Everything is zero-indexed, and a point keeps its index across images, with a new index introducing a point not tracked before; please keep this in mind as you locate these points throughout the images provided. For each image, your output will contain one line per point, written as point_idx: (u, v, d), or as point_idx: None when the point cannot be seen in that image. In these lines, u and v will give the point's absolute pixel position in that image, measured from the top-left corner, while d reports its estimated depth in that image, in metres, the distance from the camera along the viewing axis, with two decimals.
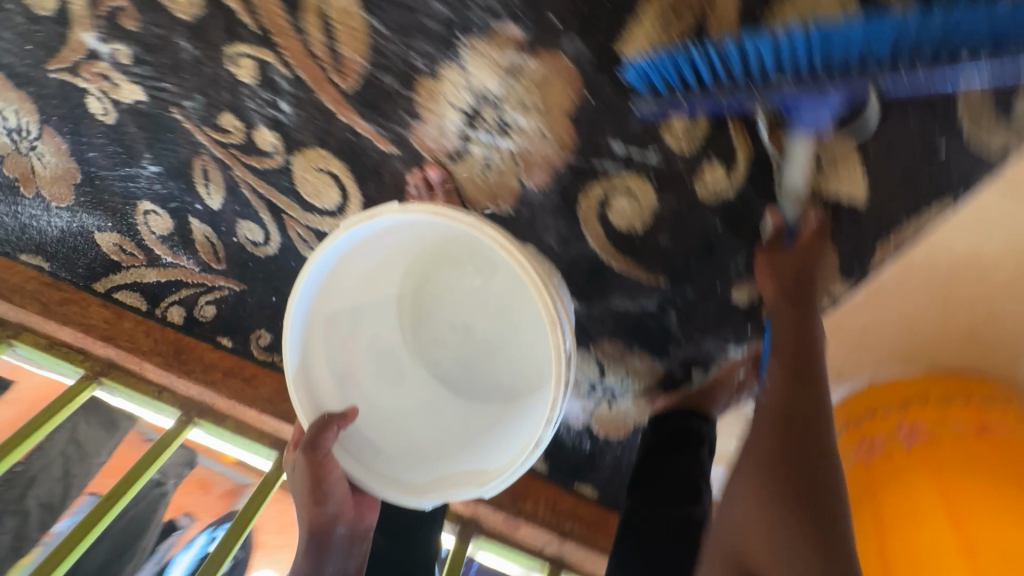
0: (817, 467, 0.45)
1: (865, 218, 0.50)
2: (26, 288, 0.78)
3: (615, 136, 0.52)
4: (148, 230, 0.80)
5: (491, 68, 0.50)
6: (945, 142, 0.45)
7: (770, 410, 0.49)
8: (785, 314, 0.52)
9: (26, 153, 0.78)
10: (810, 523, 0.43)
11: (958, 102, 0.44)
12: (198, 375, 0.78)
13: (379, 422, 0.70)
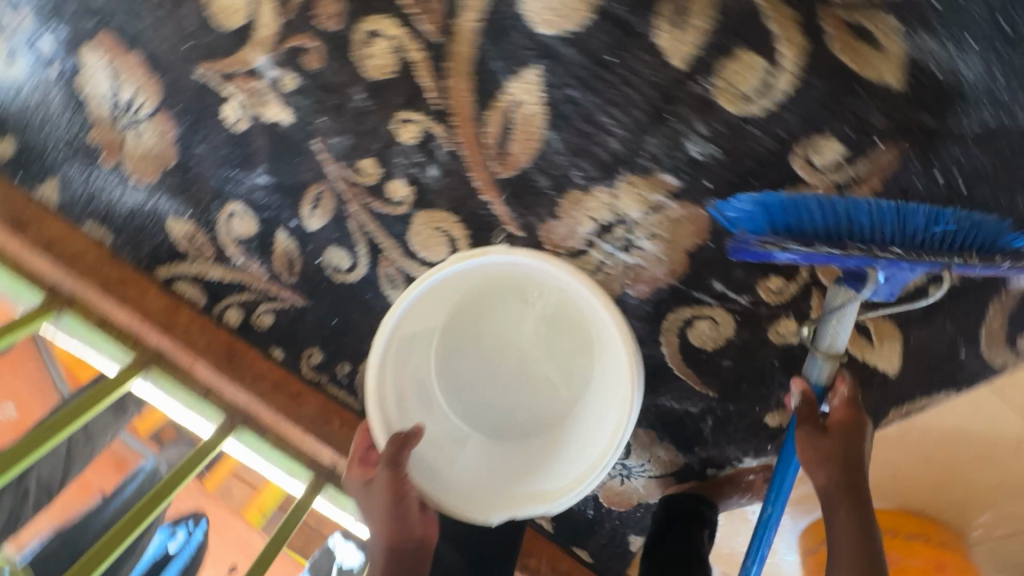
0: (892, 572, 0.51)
1: (891, 388, 0.63)
2: (85, 259, 0.76)
3: (718, 278, 0.63)
4: (227, 229, 0.80)
5: (638, 200, 0.59)
6: (965, 349, 0.59)
7: (840, 537, 0.53)
8: (842, 507, 0.55)
9: (125, 127, 0.77)
10: None
11: (982, 324, 0.58)
12: (248, 383, 0.78)
13: (433, 444, 0.72)
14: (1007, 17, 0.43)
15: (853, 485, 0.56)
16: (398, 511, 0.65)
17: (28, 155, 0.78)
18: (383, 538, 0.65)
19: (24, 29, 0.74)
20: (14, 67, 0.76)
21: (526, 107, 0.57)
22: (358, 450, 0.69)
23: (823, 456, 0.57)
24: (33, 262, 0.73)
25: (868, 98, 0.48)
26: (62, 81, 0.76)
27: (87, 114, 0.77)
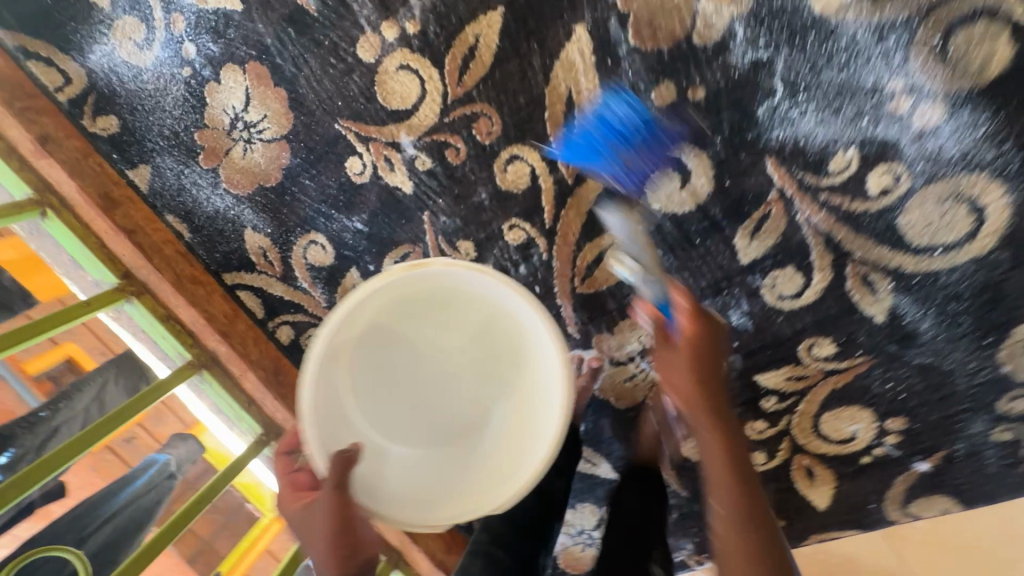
0: None
1: (815, 516, 0.80)
2: (162, 251, 0.79)
3: None
4: (302, 254, 0.85)
5: None
6: (873, 505, 0.77)
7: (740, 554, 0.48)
8: (713, 454, 0.51)
9: (236, 139, 0.82)
10: None
11: (892, 489, 0.76)
12: (289, 402, 0.82)
13: (368, 459, 0.67)
14: (953, 303, 0.64)
15: (746, 483, 0.50)
16: (344, 535, 0.55)
17: (128, 136, 0.80)
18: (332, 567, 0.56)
19: (170, 29, 0.78)
20: (144, 55, 0.80)
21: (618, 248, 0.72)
22: (285, 478, 0.63)
23: (711, 453, 0.51)
24: (114, 245, 0.76)
25: (860, 322, 0.68)
26: (189, 83, 0.80)
27: (202, 117, 0.81)
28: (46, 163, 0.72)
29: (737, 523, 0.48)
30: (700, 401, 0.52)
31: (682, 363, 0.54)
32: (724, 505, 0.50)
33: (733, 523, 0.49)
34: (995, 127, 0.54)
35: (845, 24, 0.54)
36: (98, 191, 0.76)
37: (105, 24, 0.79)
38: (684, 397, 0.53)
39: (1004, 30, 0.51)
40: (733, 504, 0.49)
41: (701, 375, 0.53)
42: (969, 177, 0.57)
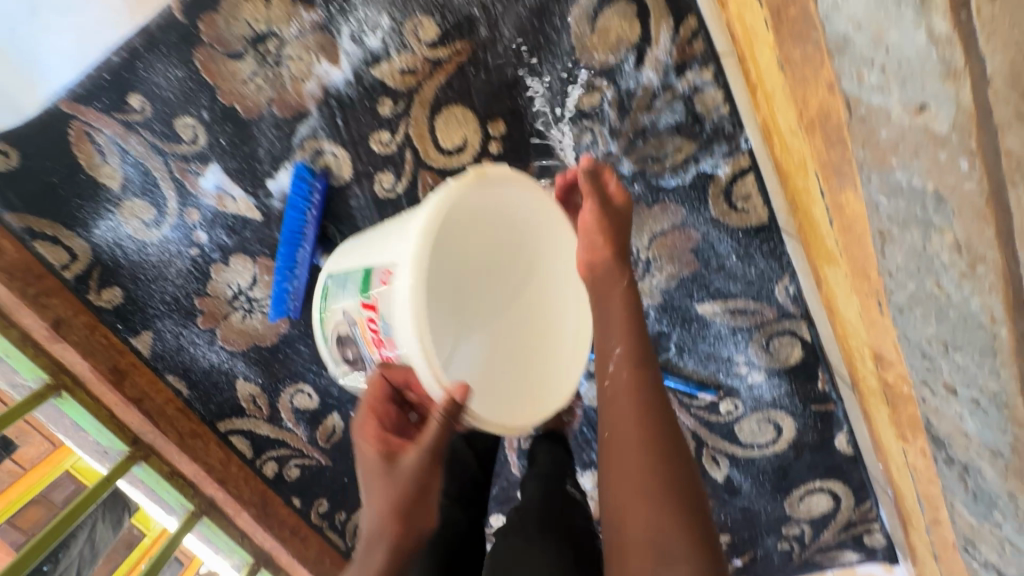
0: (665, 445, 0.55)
1: None
2: (165, 412, 0.89)
3: None
4: (288, 401, 0.98)
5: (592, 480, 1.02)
6: None
7: (618, 409, 0.58)
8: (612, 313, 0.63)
9: (236, 307, 0.92)
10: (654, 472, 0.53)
11: None
12: (275, 530, 0.97)
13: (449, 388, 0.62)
14: (758, 470, 0.99)
15: (654, 440, 0.55)
16: (426, 483, 0.62)
17: (132, 306, 0.88)
18: (382, 504, 0.61)
19: (182, 216, 0.86)
20: (151, 232, 0.86)
21: None
22: (371, 407, 0.65)
23: (622, 418, 0.57)
24: (123, 413, 0.84)
25: (708, 479, 1.00)
26: (196, 260, 0.89)
27: (204, 287, 0.90)
28: (60, 347, 0.79)
29: (624, 489, 0.54)
30: (632, 374, 0.58)
31: (618, 331, 0.61)
32: (623, 468, 0.54)
33: (643, 486, 0.53)
34: (791, 387, 0.89)
35: (714, 322, 0.84)
36: (108, 366, 0.84)
37: (113, 203, 0.84)
38: (620, 379, 0.59)
39: (798, 342, 0.85)
40: (642, 478, 0.53)
41: (633, 348, 0.60)
42: (775, 411, 0.91)
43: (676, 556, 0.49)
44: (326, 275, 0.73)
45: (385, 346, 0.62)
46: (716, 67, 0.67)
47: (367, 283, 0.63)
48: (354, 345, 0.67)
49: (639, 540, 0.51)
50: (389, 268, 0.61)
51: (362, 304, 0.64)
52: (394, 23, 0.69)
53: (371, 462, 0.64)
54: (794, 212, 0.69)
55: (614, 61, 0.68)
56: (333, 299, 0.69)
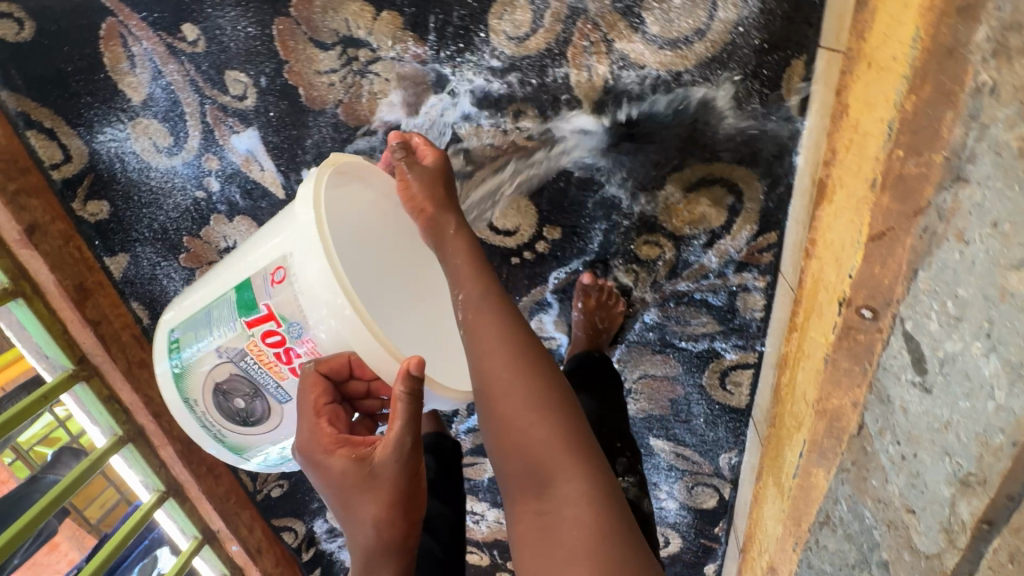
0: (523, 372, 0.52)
1: None
2: (119, 337, 0.86)
3: (496, 551, 1.19)
4: None
5: (496, 514, 1.12)
6: None
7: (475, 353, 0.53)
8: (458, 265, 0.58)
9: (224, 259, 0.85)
10: (522, 389, 0.51)
11: None
12: (193, 467, 0.99)
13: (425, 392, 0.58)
14: None
15: (524, 365, 0.52)
16: (410, 488, 0.53)
17: (115, 225, 0.82)
18: (373, 508, 0.53)
19: (196, 154, 0.78)
20: (159, 157, 0.78)
21: (484, 462, 1.04)
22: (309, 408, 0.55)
23: (484, 361, 0.53)
24: (76, 331, 0.81)
25: None
26: (199, 202, 0.81)
27: (197, 229, 0.83)
28: (27, 252, 0.74)
29: (506, 430, 0.50)
30: (485, 313, 0.54)
31: (464, 278, 0.57)
32: (499, 412, 0.51)
33: (514, 423, 0.50)
34: (693, 519, 0.99)
35: (658, 454, 0.92)
36: (73, 282, 0.79)
37: (127, 115, 0.75)
38: (471, 320, 0.55)
39: (716, 495, 0.94)
40: (519, 416, 0.50)
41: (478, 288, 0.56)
42: (671, 530, 1.02)
43: (560, 479, 0.47)
44: (167, 329, 0.63)
45: (296, 352, 0.56)
46: (771, 279, 0.69)
47: (248, 300, 0.55)
48: (244, 384, 0.59)
49: (519, 469, 0.49)
50: (282, 270, 0.54)
51: (247, 326, 0.56)
52: (498, 98, 0.64)
53: (339, 473, 0.54)
54: (768, 421, 0.75)
55: (688, 232, 0.68)
56: (195, 348, 0.59)
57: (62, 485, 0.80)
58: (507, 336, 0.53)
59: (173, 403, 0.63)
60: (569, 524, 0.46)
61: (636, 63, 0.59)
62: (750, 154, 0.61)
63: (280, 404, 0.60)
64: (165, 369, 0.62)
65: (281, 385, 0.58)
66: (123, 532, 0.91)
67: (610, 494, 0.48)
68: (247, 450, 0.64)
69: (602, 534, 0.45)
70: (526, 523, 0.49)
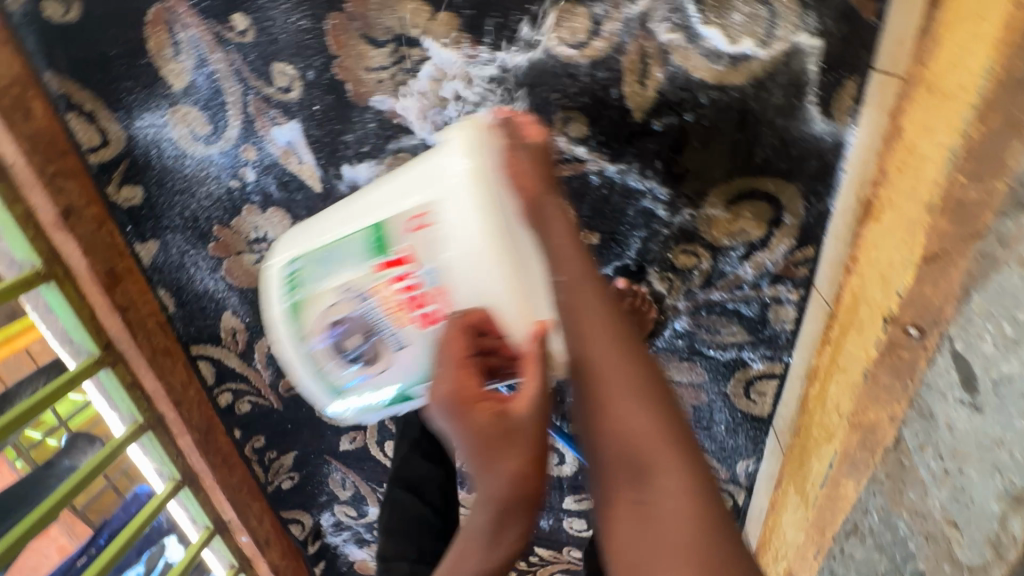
0: (630, 357, 0.51)
1: None
2: (146, 324, 0.85)
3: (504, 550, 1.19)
4: (267, 346, 0.94)
5: None
6: None
7: (582, 331, 0.51)
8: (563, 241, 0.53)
9: (253, 250, 0.85)
10: (632, 375, 0.50)
11: None
12: (209, 456, 0.99)
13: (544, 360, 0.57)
14: None
15: (630, 350, 0.51)
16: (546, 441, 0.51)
17: (147, 211, 0.80)
18: (517, 466, 0.50)
19: (234, 143, 0.77)
20: (196, 145, 0.77)
21: None
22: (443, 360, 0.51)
23: (589, 340, 0.51)
24: (104, 317, 0.81)
25: None
26: (232, 191, 0.80)
27: (229, 219, 0.82)
28: (62, 235, 0.74)
29: (616, 413, 0.49)
30: (586, 296, 0.52)
31: (566, 258, 0.53)
32: (607, 393, 0.50)
33: (619, 407, 0.49)
34: None
35: None
36: (105, 268, 0.79)
37: (167, 101, 0.74)
38: (567, 298, 0.52)
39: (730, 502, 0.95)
40: (620, 401, 0.49)
41: (575, 270, 0.53)
42: None
43: (660, 469, 0.47)
44: (288, 260, 0.58)
45: (427, 301, 0.53)
46: (805, 293, 0.70)
47: (386, 238, 0.53)
48: (364, 326, 0.55)
49: (624, 454, 0.49)
50: (429, 214, 0.51)
51: (377, 267, 0.53)
52: (549, 103, 0.65)
53: (484, 429, 0.50)
54: (792, 431, 0.76)
55: (726, 243, 0.69)
56: (317, 282, 0.56)
57: (81, 474, 0.80)
58: (614, 322, 0.52)
59: (277, 332, 0.59)
60: (668, 520, 0.46)
61: (688, 75, 0.60)
62: (795, 169, 0.62)
63: (393, 351, 0.56)
64: (276, 300, 0.58)
65: (400, 332, 0.55)
66: (137, 521, 0.91)
67: (709, 490, 0.47)
68: (347, 395, 0.60)
69: (701, 530, 0.45)
70: (622, 513, 0.48)
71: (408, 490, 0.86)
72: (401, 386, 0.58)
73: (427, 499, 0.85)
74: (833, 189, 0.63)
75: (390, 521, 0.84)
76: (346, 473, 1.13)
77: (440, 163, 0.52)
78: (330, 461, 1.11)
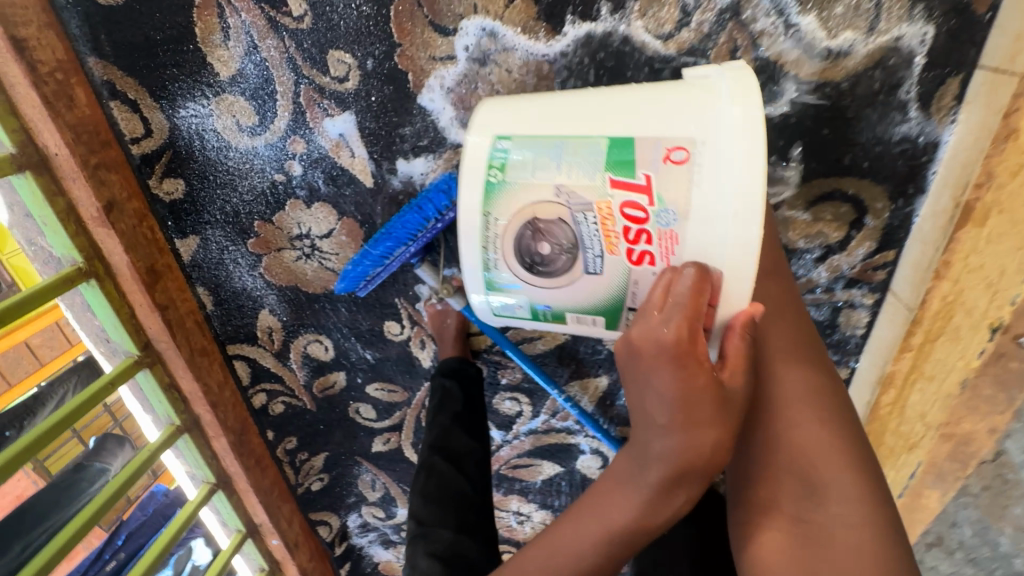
0: (810, 370, 0.58)
1: None
2: (184, 323, 0.82)
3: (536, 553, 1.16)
4: (303, 346, 0.91)
5: (543, 517, 1.10)
6: None
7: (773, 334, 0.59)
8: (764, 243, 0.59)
9: (294, 246, 0.81)
10: (815, 398, 0.56)
11: None
12: (243, 458, 0.96)
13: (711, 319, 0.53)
14: None
15: (814, 362, 0.58)
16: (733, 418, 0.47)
17: (188, 206, 0.77)
18: (712, 439, 0.45)
19: (282, 135, 0.73)
20: (241, 137, 0.73)
21: (539, 463, 1.02)
22: (662, 304, 0.45)
23: (777, 344, 0.58)
24: (143, 317, 0.77)
25: None
26: (276, 185, 0.76)
27: (270, 214, 0.78)
28: (105, 232, 0.70)
29: (794, 418, 0.56)
30: (774, 299, 0.60)
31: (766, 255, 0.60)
32: (788, 398, 0.56)
33: (800, 419, 0.55)
34: None
35: None
36: (145, 265, 0.75)
37: (213, 89, 0.70)
38: (765, 298, 0.60)
39: None
40: (798, 415, 0.56)
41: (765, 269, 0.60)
42: None
43: (835, 491, 0.52)
44: (499, 136, 0.50)
45: (643, 238, 0.47)
46: (880, 296, 0.68)
47: (630, 159, 0.46)
48: (563, 239, 0.49)
49: (798, 463, 0.54)
50: (688, 153, 0.44)
51: (609, 185, 0.46)
52: None
53: (697, 389, 0.44)
54: None
55: (801, 245, 0.67)
56: (536, 174, 0.49)
57: (117, 482, 0.76)
58: (802, 341, 0.59)
59: (464, 198, 0.52)
60: (834, 537, 0.50)
61: (780, 67, 0.57)
62: (881, 169, 0.60)
63: (581, 273, 0.50)
64: (472, 173, 0.51)
65: (600, 259, 0.49)
66: (172, 529, 0.86)
67: (883, 520, 0.51)
68: (502, 291, 0.55)
69: (877, 549, 0.49)
70: (780, 527, 0.53)
71: (450, 461, 0.80)
72: (571, 308, 0.52)
73: (468, 474, 0.79)
74: (924, 190, 0.60)
75: (427, 487, 0.78)
76: (376, 474, 1.10)
77: (712, 99, 0.45)
78: (361, 461, 1.08)
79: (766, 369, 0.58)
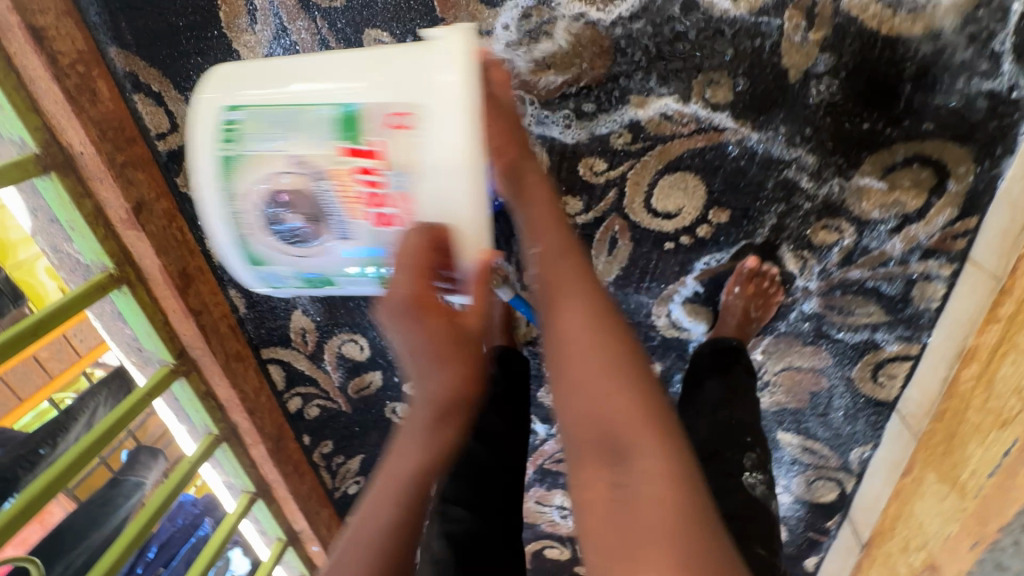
0: (601, 317, 0.45)
1: None
2: (218, 329, 0.78)
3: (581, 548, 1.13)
4: (337, 346, 0.87)
5: None
6: None
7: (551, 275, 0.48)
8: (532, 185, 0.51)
9: None
10: (610, 344, 0.44)
11: None
12: (281, 465, 0.92)
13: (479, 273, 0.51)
14: None
15: (607, 307, 0.46)
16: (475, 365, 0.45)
17: None
18: (446, 387, 0.44)
19: None
20: None
21: None
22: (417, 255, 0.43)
23: (557, 291, 0.47)
24: (177, 322, 0.73)
25: None
26: None
27: None
28: (135, 237, 0.66)
29: (581, 372, 0.42)
30: (551, 241, 0.50)
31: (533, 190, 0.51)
32: (573, 346, 0.44)
33: (585, 371, 0.42)
34: (805, 515, 0.93)
35: (784, 448, 0.85)
36: (177, 269, 0.71)
37: None
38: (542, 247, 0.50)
39: (836, 489, 0.87)
40: (587, 353, 0.43)
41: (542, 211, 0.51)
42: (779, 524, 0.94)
43: (640, 450, 0.39)
44: (224, 107, 0.45)
45: (384, 203, 0.44)
46: (958, 267, 0.64)
47: (355, 123, 0.43)
48: (305, 210, 0.45)
49: (590, 425, 0.41)
50: (412, 115, 0.42)
51: (339, 153, 0.44)
52: (691, 65, 0.59)
53: (433, 337, 0.44)
54: (930, 414, 0.70)
55: (876, 216, 0.63)
56: (263, 144, 0.45)
57: (164, 493, 0.73)
58: (585, 284, 0.48)
59: (200, 178, 0.47)
60: (643, 504, 0.37)
61: (861, 24, 0.54)
62: (965, 131, 0.57)
63: (335, 243, 0.46)
64: (203, 150, 0.46)
65: (348, 226, 0.45)
66: (216, 539, 0.83)
67: (695, 473, 0.39)
68: (268, 267, 0.49)
69: (692, 516, 0.36)
70: (596, 488, 0.39)
71: (483, 442, 0.72)
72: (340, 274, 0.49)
73: (500, 455, 0.72)
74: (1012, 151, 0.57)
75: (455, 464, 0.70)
76: None
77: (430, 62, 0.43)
78: None
79: (549, 309, 0.47)
